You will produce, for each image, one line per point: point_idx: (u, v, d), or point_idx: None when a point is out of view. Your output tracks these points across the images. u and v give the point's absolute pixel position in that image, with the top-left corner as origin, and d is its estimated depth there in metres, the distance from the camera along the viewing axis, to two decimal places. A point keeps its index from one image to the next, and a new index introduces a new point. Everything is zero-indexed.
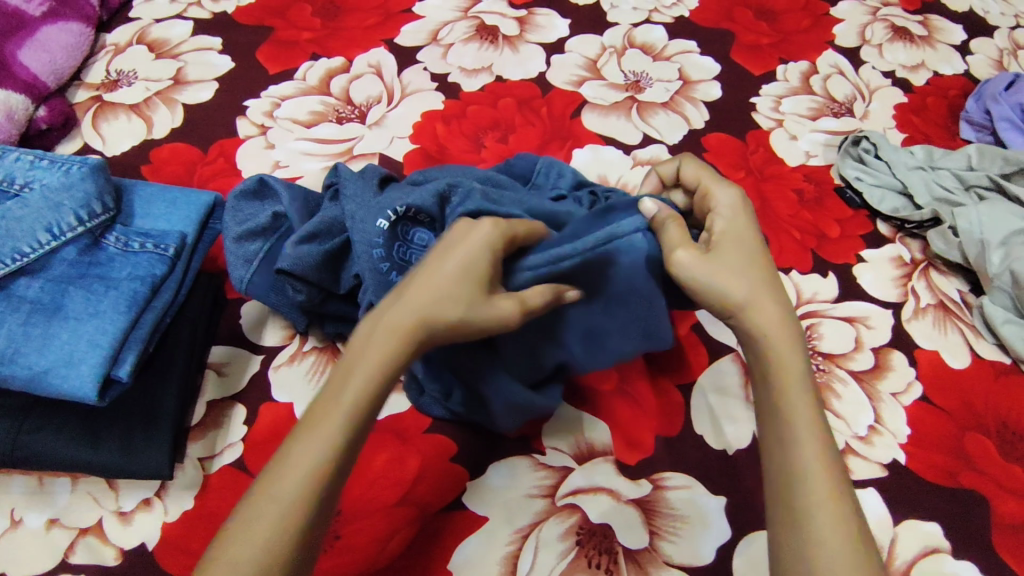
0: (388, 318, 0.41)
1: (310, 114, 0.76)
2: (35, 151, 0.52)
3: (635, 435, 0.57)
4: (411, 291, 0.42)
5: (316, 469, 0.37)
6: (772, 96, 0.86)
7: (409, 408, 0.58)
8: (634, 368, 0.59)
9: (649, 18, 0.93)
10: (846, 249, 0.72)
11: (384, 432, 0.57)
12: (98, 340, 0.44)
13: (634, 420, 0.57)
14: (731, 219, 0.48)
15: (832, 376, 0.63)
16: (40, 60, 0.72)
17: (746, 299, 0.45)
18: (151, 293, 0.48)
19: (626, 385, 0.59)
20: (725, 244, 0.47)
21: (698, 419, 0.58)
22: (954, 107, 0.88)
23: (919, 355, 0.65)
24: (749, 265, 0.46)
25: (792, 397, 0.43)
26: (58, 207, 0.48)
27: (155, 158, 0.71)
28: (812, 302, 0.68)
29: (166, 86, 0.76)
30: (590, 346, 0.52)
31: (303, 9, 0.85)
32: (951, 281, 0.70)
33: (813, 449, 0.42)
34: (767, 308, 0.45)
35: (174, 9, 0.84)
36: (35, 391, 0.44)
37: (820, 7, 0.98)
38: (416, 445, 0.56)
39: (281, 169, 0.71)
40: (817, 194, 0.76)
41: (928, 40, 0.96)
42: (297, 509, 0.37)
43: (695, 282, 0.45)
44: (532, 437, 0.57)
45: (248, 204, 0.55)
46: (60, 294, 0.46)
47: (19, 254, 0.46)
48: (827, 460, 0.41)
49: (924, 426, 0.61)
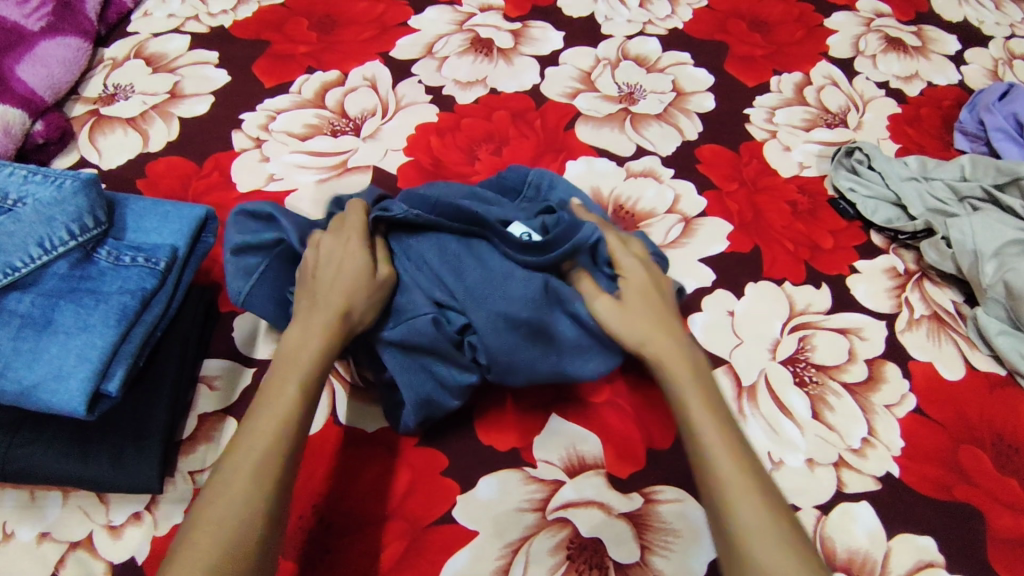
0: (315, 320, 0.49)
1: (305, 127, 0.76)
2: (29, 166, 0.52)
3: (628, 447, 0.57)
4: (322, 295, 0.50)
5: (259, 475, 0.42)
6: (766, 107, 0.86)
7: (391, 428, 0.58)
8: (626, 382, 0.60)
9: (643, 30, 0.94)
10: (839, 260, 0.71)
11: (375, 446, 0.57)
12: (87, 355, 0.45)
13: (627, 432, 0.57)
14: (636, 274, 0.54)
15: (825, 389, 0.63)
16: (37, 75, 0.73)
17: (637, 336, 0.51)
18: (141, 307, 0.48)
19: (617, 398, 0.59)
20: (631, 295, 0.52)
21: None
22: (949, 117, 0.89)
23: (913, 367, 0.65)
24: (653, 312, 0.52)
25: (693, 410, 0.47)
26: (49, 221, 0.48)
27: (151, 171, 0.71)
28: (806, 314, 0.68)
29: (162, 99, 0.77)
30: (541, 345, 0.53)
31: (300, 24, 0.87)
32: (944, 292, 0.70)
33: (722, 451, 0.45)
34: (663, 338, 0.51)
35: (172, 23, 0.85)
36: (25, 406, 0.44)
37: (813, 19, 0.98)
38: (406, 458, 0.56)
39: (275, 182, 0.71)
40: (810, 205, 0.76)
41: (921, 51, 0.97)
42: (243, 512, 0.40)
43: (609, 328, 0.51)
44: (523, 450, 0.57)
45: (252, 224, 0.56)
46: (51, 308, 0.46)
47: (11, 268, 0.46)
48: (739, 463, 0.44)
49: (919, 439, 0.61)
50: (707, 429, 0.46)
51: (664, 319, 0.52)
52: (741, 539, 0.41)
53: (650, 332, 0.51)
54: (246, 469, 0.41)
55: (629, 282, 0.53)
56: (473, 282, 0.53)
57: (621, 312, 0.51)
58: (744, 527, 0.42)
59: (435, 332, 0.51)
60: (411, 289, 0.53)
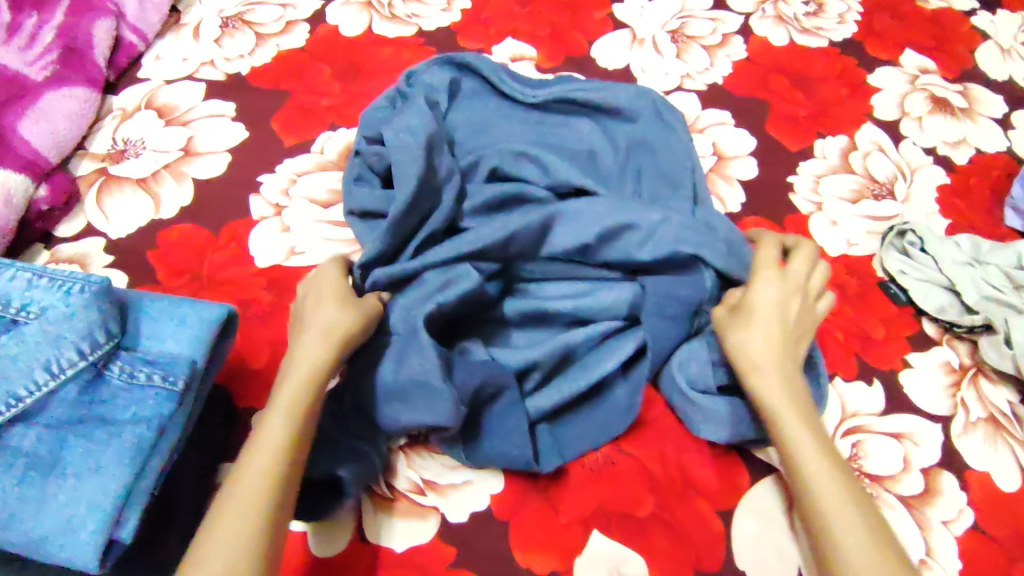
0: (320, 325, 0.53)
1: (327, 192, 0.71)
2: (34, 266, 0.47)
3: (709, 490, 0.58)
4: (316, 304, 0.56)
5: (260, 509, 0.43)
6: (811, 174, 0.82)
7: (431, 539, 0.55)
8: (689, 453, 0.60)
9: (681, 85, 0.90)
10: (891, 353, 0.69)
11: (449, 539, 0.55)
12: (98, 501, 0.41)
13: (694, 492, 0.58)
14: (766, 299, 0.56)
15: (878, 502, 0.61)
16: (42, 132, 0.69)
17: (746, 351, 0.54)
18: (157, 437, 0.44)
19: (677, 473, 0.59)
20: (748, 315, 0.56)
21: (743, 514, 0.57)
22: (999, 189, 0.85)
23: (970, 478, 0.62)
24: (771, 331, 0.54)
25: (788, 419, 0.51)
26: (56, 340, 0.43)
27: (163, 242, 0.66)
28: (857, 416, 0.64)
29: (175, 157, 0.72)
30: (578, 156, 0.77)
31: (322, 72, 0.82)
32: (1000, 391, 0.67)
33: (822, 459, 0.48)
34: (772, 376, 0.52)
35: (186, 68, 0.81)
36: (34, 555, 0.41)
37: (857, 75, 0.95)
38: (483, 527, 0.56)
39: (296, 256, 0.66)
40: (860, 288, 0.73)
41: (969, 113, 0.92)
42: (247, 540, 0.41)
43: (728, 339, 0.56)
44: (591, 520, 0.56)
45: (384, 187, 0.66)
46: (59, 444, 0.42)
47: (14, 399, 0.42)
48: (832, 465, 0.48)
49: (975, 560, 0.59)
50: (798, 431, 0.50)
51: (792, 367, 0.54)
52: (815, 503, 0.47)
53: (767, 345, 0.54)
54: (251, 505, 0.43)
55: (752, 299, 0.56)
56: (540, 130, 0.79)
57: (743, 331, 0.55)
58: (838, 536, 0.45)
59: (449, 170, 0.67)
60: (492, 154, 0.73)
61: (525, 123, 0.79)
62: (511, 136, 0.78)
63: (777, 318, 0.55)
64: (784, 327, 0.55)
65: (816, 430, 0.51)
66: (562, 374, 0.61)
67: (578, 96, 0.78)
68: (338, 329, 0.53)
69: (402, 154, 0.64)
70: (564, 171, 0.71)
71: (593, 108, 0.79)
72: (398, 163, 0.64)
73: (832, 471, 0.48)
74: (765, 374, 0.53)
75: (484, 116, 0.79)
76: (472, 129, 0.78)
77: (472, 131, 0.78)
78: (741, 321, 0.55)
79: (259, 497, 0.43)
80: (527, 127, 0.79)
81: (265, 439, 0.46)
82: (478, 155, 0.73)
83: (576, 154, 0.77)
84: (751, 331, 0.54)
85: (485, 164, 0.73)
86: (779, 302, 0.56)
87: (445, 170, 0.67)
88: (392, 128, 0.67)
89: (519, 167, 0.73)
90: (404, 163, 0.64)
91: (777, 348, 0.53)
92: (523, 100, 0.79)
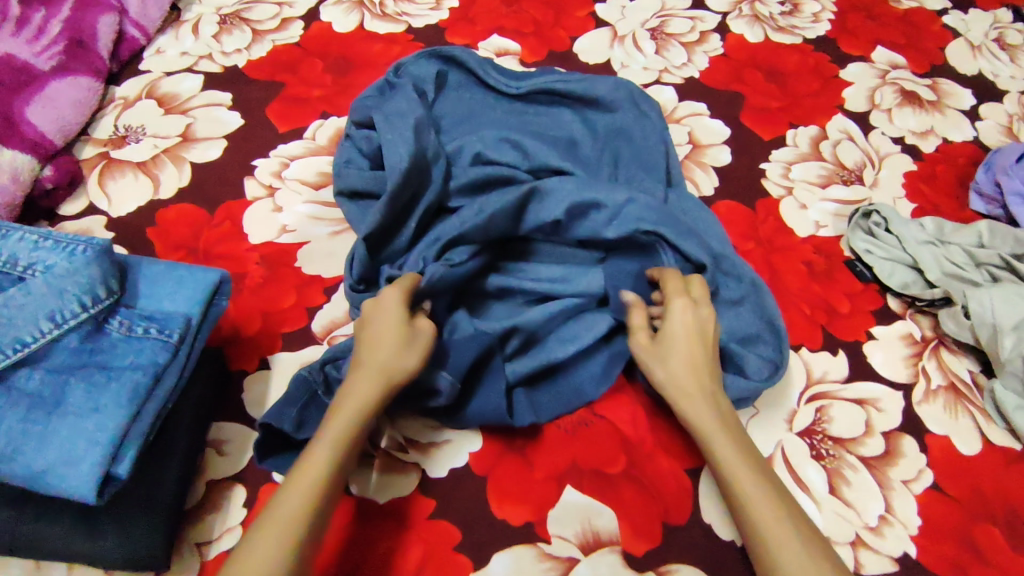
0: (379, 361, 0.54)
1: (318, 174, 0.75)
2: (41, 229, 0.51)
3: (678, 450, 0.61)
4: (371, 335, 0.55)
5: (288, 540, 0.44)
6: (782, 161, 0.86)
7: (411, 494, 0.58)
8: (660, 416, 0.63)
9: (659, 78, 0.94)
10: (856, 326, 0.72)
11: (430, 494, 0.58)
12: (97, 437, 0.44)
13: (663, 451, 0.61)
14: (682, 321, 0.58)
15: (841, 462, 0.63)
16: (48, 118, 0.73)
17: (667, 378, 0.57)
18: (152, 382, 0.47)
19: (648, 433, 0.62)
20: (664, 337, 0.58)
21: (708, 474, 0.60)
22: (965, 176, 0.88)
23: (930, 441, 0.65)
24: (687, 351, 0.57)
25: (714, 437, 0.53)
26: (60, 292, 0.47)
27: (160, 220, 0.70)
28: (823, 383, 0.67)
29: (174, 143, 0.76)
30: (559, 143, 0.80)
31: (315, 65, 0.86)
32: (961, 361, 0.70)
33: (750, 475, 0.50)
34: (693, 400, 0.55)
35: (185, 62, 0.85)
36: (35, 488, 0.44)
37: (829, 70, 0.99)
38: (461, 484, 0.59)
39: (288, 234, 0.70)
40: (827, 266, 0.76)
41: (937, 106, 0.96)
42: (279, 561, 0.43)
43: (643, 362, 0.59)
44: (565, 476, 0.59)
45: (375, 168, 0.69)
46: (61, 387, 0.46)
47: (20, 344, 0.46)
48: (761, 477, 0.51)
49: (935, 518, 0.61)
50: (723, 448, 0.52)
51: (715, 391, 0.56)
52: (748, 511, 0.49)
53: (688, 368, 0.56)
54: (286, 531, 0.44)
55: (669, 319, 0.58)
56: (523, 120, 0.83)
57: (658, 354, 0.58)
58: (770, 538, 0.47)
59: (435, 150, 0.70)
60: (477, 141, 0.76)
61: (509, 113, 0.84)
62: (495, 124, 0.82)
63: (688, 335, 0.57)
64: (705, 347, 0.57)
65: (746, 454, 0.52)
66: (545, 345, 0.63)
67: (560, 87, 0.82)
68: (391, 366, 0.54)
69: (391, 135, 0.68)
70: (546, 155, 0.75)
71: (574, 99, 0.83)
72: (386, 144, 0.67)
73: (759, 483, 0.50)
74: (689, 398, 0.56)
75: (470, 106, 0.84)
76: (458, 117, 0.83)
77: (458, 119, 0.82)
78: (655, 346, 0.58)
79: (293, 525, 0.45)
80: (511, 116, 0.83)
81: (308, 461, 0.48)
82: (463, 142, 0.76)
83: (558, 141, 0.80)
84: (669, 360, 0.57)
85: (467, 149, 0.76)
86: (685, 322, 0.58)
87: (433, 152, 0.70)
88: (383, 114, 0.70)
89: (500, 151, 0.76)
90: (394, 144, 0.67)
91: (698, 373, 0.56)
92: (506, 91, 0.83)
